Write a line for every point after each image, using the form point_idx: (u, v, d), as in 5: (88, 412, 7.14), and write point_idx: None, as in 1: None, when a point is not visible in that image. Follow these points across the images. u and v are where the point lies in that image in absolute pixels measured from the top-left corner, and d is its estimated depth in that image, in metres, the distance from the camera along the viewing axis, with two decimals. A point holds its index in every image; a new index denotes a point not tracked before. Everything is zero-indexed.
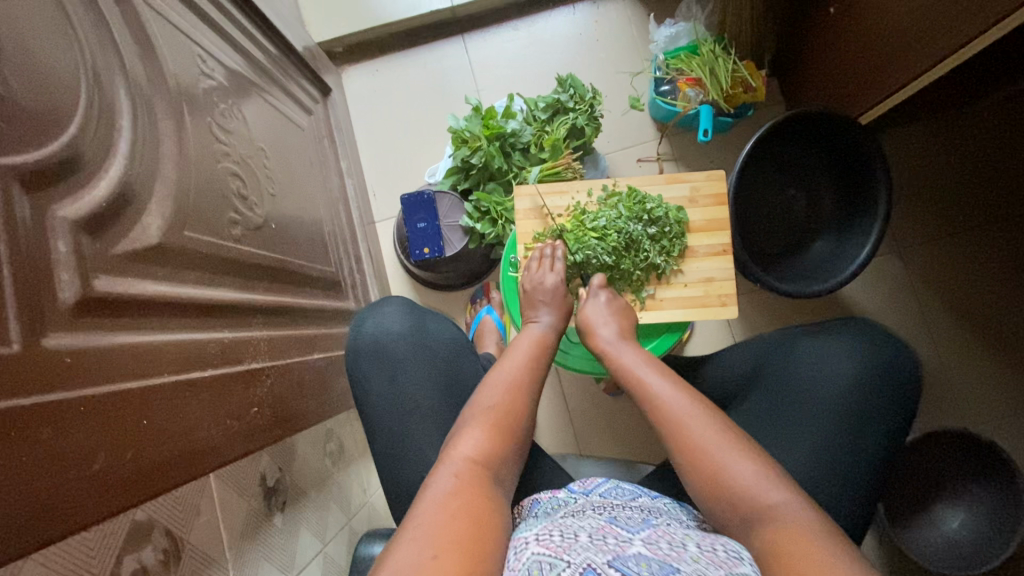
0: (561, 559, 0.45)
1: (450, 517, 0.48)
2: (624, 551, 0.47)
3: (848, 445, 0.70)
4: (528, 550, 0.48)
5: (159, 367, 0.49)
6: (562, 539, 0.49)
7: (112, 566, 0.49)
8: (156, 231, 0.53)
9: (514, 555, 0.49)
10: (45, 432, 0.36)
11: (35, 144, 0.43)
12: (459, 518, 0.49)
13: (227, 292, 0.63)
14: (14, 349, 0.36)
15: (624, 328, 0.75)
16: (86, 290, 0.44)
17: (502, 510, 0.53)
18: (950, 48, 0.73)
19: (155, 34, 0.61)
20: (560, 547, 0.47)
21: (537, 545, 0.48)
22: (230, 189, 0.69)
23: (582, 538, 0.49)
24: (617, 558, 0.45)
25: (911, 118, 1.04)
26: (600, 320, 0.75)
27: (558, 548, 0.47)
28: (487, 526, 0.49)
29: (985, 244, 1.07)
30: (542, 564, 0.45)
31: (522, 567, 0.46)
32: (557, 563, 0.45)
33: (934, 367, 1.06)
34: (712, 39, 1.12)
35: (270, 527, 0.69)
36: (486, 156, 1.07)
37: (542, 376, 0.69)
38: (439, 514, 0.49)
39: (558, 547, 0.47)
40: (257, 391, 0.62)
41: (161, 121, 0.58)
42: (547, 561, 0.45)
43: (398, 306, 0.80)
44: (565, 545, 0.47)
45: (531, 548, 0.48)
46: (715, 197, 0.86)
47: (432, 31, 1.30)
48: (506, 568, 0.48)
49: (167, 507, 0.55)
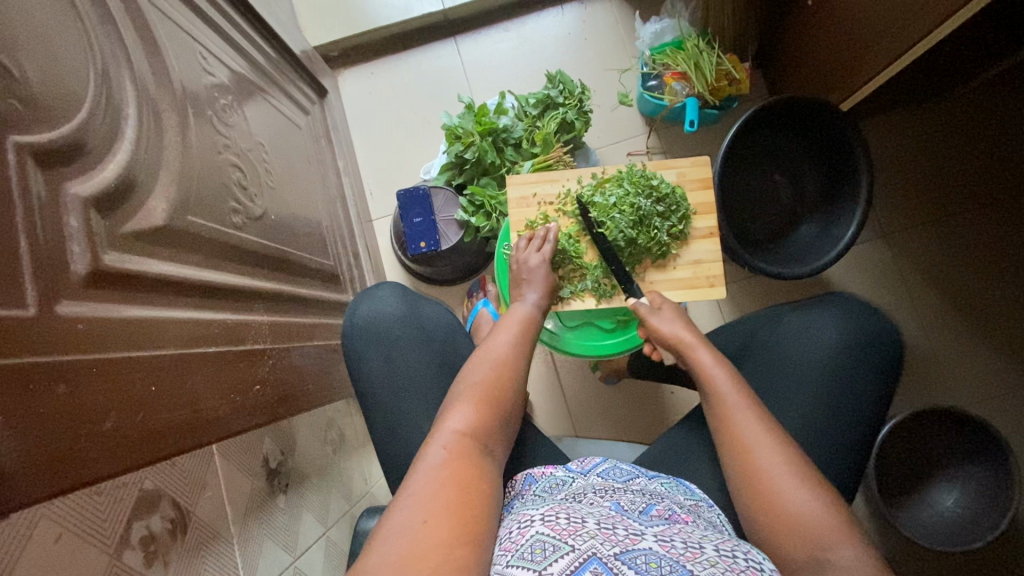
0: (565, 543, 0.47)
1: (441, 486, 0.51)
2: (634, 544, 0.48)
3: (830, 415, 0.72)
4: (533, 528, 0.50)
5: (165, 341, 0.51)
6: (570, 523, 0.50)
7: (122, 531, 0.51)
8: (161, 214, 0.56)
9: (519, 530, 0.51)
10: (60, 387, 0.38)
11: (48, 126, 0.45)
12: (449, 486, 0.51)
13: (228, 275, 0.65)
14: (30, 313, 0.38)
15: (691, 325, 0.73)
16: (96, 264, 0.46)
17: (492, 477, 0.56)
18: (921, 32, 0.76)
19: (159, 31, 0.64)
20: (566, 531, 0.49)
21: (543, 525, 0.50)
22: (231, 179, 0.71)
23: (589, 524, 0.50)
24: (625, 551, 0.46)
25: (890, 105, 1.07)
26: (667, 320, 0.74)
27: (563, 531, 0.49)
28: (476, 493, 0.52)
29: (966, 228, 1.09)
30: (545, 545, 0.48)
31: (526, 543, 0.49)
32: (560, 546, 0.47)
33: (921, 347, 1.08)
34: (696, 34, 1.15)
35: (273, 508, 0.71)
36: (479, 151, 1.10)
37: (528, 350, 0.71)
38: (429, 484, 0.51)
39: (563, 530, 0.49)
40: (259, 371, 0.64)
41: (165, 112, 0.61)
42: (550, 542, 0.48)
43: (392, 290, 0.82)
44: (571, 529, 0.49)
45: (537, 526, 0.51)
46: (702, 183, 0.88)
47: (425, 34, 1.33)
48: (509, 540, 0.51)
49: (173, 479, 0.57)
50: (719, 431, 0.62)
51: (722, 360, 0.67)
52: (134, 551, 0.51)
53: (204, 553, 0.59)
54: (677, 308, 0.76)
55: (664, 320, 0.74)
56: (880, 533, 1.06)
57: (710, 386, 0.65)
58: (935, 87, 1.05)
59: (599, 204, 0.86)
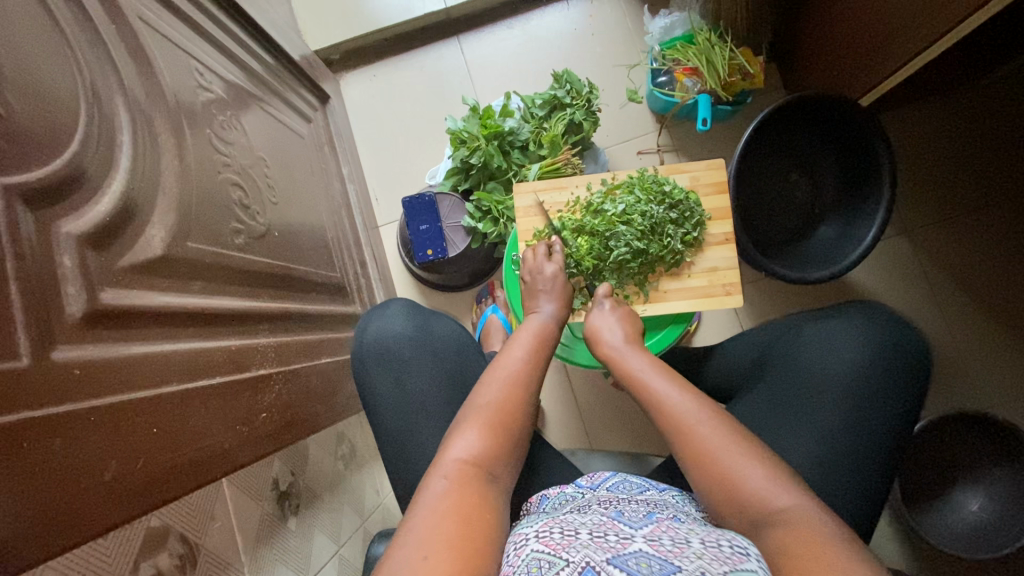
0: (558, 557, 0.44)
1: (441, 517, 0.49)
2: (624, 547, 0.45)
3: (857, 431, 0.70)
4: (527, 548, 0.48)
5: (168, 377, 0.50)
6: (562, 536, 0.48)
7: (129, 571, 0.50)
8: (160, 243, 0.54)
9: (515, 552, 0.48)
10: (57, 444, 0.37)
11: (36, 162, 0.43)
12: (449, 518, 0.49)
13: (232, 300, 0.64)
14: (24, 363, 0.37)
15: (632, 334, 0.74)
16: (92, 303, 0.44)
17: (497, 507, 0.53)
18: (949, 21, 0.71)
19: (153, 50, 0.62)
20: (560, 544, 0.46)
21: (538, 543, 0.48)
22: (232, 200, 0.70)
23: (582, 534, 0.48)
24: (617, 555, 0.44)
25: (913, 98, 1.02)
26: (606, 326, 0.74)
27: (557, 546, 0.46)
28: (478, 525, 0.49)
29: (995, 223, 1.05)
30: (540, 563, 0.45)
31: (521, 565, 0.46)
32: (554, 562, 0.44)
33: (947, 348, 1.04)
34: (707, 27, 1.11)
35: (284, 531, 0.70)
36: (484, 156, 1.07)
37: (540, 365, 0.69)
38: (430, 517, 0.49)
39: (557, 544, 0.46)
40: (265, 397, 0.63)
41: (161, 134, 0.59)
42: (545, 559, 0.45)
43: (400, 308, 0.80)
44: (564, 542, 0.46)
45: (530, 545, 0.48)
46: (716, 186, 0.85)
47: (428, 33, 1.30)
48: (505, 564, 0.48)
49: (182, 512, 0.56)
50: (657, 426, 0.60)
51: (657, 363, 0.67)
52: None
53: None
54: (617, 315, 0.76)
55: (603, 327, 0.75)
56: (899, 541, 1.04)
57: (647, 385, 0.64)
58: (958, 78, 1.00)
59: (607, 213, 0.83)
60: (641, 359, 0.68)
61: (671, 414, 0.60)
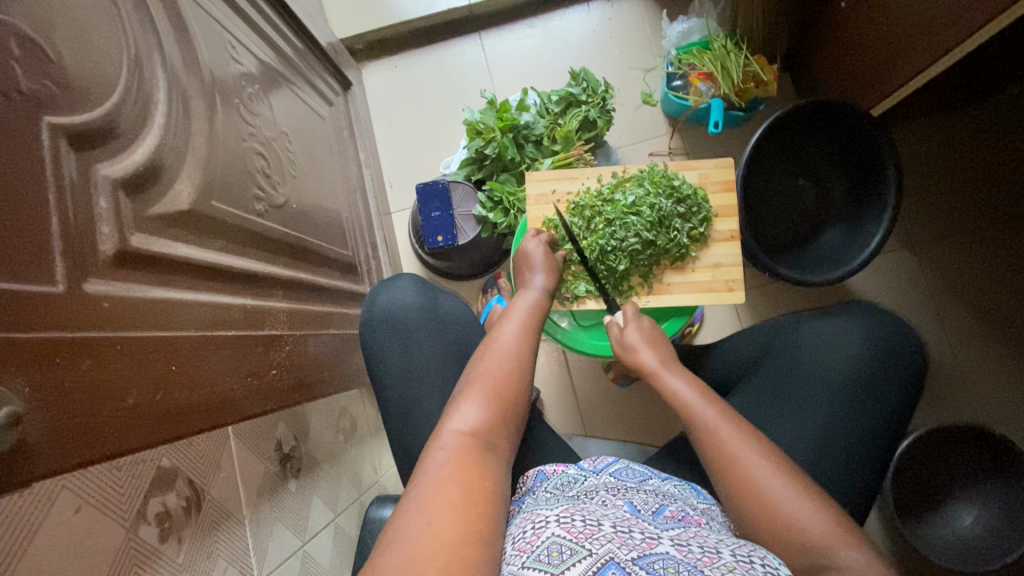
0: (582, 547, 0.46)
1: (443, 485, 0.50)
2: (651, 548, 0.47)
3: (850, 426, 0.71)
4: (548, 530, 0.49)
5: (187, 322, 0.52)
6: (585, 526, 0.49)
7: (139, 506, 0.52)
8: (187, 198, 0.57)
9: (534, 531, 0.50)
10: (85, 363, 0.39)
11: (81, 110, 0.46)
12: (453, 485, 0.50)
13: (250, 261, 0.66)
14: (60, 289, 0.40)
15: (661, 348, 0.72)
16: (123, 244, 0.47)
17: (499, 477, 0.54)
18: (961, 35, 0.73)
19: (191, 20, 0.65)
20: (582, 534, 0.48)
21: (559, 527, 0.49)
22: (255, 167, 0.72)
23: (605, 527, 0.49)
24: (643, 556, 0.45)
25: (923, 111, 1.04)
26: (640, 344, 0.72)
27: (579, 535, 0.48)
28: (480, 492, 0.51)
29: (997, 240, 1.06)
30: (561, 548, 0.47)
31: (540, 546, 0.48)
32: (576, 550, 0.46)
33: (946, 361, 1.05)
34: (724, 34, 1.14)
35: (284, 492, 0.72)
36: (500, 147, 1.10)
37: (534, 334, 0.68)
38: (435, 484, 0.50)
39: (579, 533, 0.48)
40: (276, 356, 0.66)
41: (193, 99, 0.62)
42: (567, 546, 0.47)
43: (412, 281, 0.83)
44: (588, 533, 0.48)
45: (551, 528, 0.50)
46: (725, 184, 0.87)
47: (450, 28, 1.33)
48: (523, 541, 0.50)
49: (189, 458, 0.59)
50: (705, 460, 0.59)
51: (699, 383, 0.65)
52: (150, 526, 0.53)
53: (218, 532, 0.61)
54: (654, 331, 0.74)
55: (638, 343, 0.72)
56: (883, 526, 1.05)
57: (690, 406, 0.63)
58: (966, 96, 1.02)
59: (618, 202, 0.85)
60: (680, 380, 0.66)
61: (720, 438, 0.58)
